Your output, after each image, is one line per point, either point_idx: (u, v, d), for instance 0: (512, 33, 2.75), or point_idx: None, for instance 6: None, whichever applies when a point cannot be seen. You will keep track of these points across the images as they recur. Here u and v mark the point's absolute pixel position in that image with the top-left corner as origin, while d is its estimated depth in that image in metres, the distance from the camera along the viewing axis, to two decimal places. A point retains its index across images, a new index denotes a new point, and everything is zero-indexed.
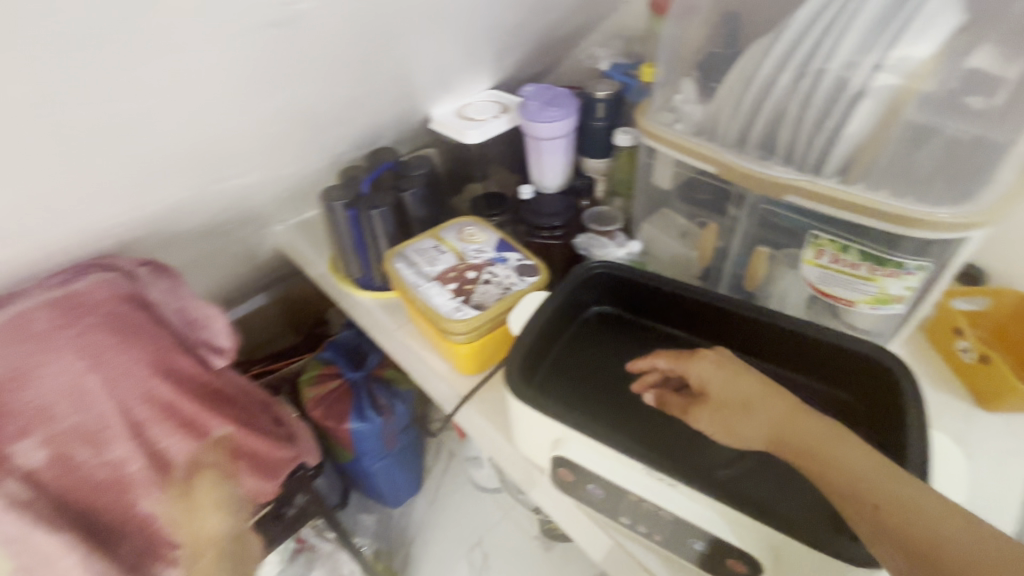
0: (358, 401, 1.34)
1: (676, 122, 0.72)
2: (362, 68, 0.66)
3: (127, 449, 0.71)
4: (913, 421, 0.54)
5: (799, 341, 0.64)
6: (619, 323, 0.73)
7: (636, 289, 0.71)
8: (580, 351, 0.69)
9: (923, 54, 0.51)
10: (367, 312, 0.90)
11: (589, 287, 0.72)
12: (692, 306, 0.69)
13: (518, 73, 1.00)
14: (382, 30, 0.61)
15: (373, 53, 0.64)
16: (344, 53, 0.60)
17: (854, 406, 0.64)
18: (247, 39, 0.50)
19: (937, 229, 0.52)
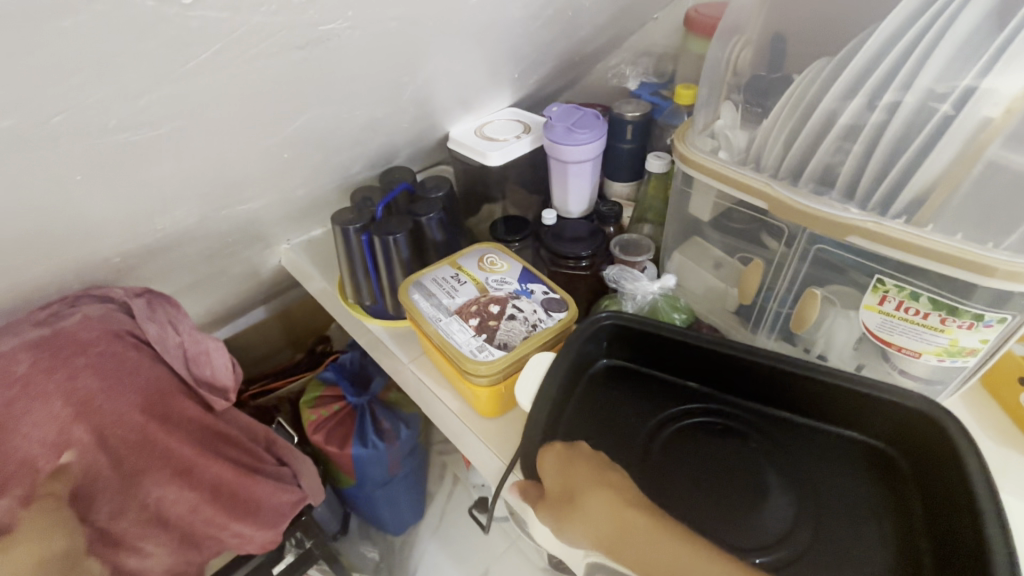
0: (361, 426, 1.28)
1: (718, 149, 0.67)
2: (386, 88, 0.61)
3: (117, 498, 0.67)
4: (978, 481, 0.49)
5: (837, 393, 0.59)
6: (633, 376, 0.68)
7: (649, 340, 0.67)
8: (594, 409, 0.65)
9: (1016, 87, 0.45)
10: (378, 342, 0.85)
11: (599, 337, 0.67)
12: (715, 360, 0.64)
13: (541, 90, 0.95)
14: (413, 49, 0.56)
15: (400, 72, 0.59)
16: (371, 73, 0.55)
17: (898, 461, 0.59)
18: (267, 61, 0.45)
19: (1021, 281, 0.47)
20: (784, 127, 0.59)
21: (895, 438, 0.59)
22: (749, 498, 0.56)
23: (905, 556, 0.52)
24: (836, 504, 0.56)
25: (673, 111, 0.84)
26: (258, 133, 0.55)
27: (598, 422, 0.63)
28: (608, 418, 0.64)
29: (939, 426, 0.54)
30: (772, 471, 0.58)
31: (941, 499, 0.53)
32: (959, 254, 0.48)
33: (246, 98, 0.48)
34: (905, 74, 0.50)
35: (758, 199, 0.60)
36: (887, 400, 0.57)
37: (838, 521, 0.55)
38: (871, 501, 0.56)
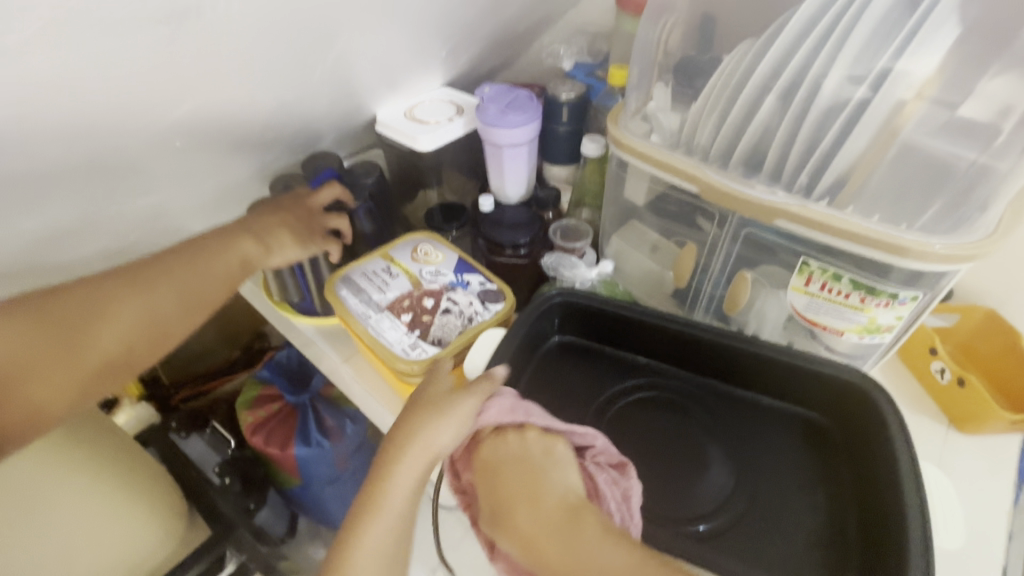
0: (303, 425, 1.22)
1: (650, 133, 0.66)
2: (286, 65, 0.55)
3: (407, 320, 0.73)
4: (904, 453, 0.51)
5: (773, 366, 0.61)
6: (583, 355, 0.68)
7: (599, 319, 0.67)
8: (545, 393, 0.64)
9: (927, 69, 0.46)
10: (307, 341, 0.80)
11: (549, 317, 0.67)
12: (658, 338, 0.65)
13: (474, 69, 0.91)
14: (307, 23, 0.51)
15: (297, 47, 0.54)
16: (257, 50, 0.50)
17: (833, 432, 0.60)
18: (118, 34, 0.39)
19: (929, 260, 0.48)
20: (712, 111, 0.58)
21: (831, 409, 0.60)
22: (694, 468, 0.57)
23: (832, 522, 0.54)
24: (773, 473, 0.58)
25: (608, 92, 0.82)
26: (148, 110, 0.50)
27: (547, 404, 0.63)
28: (555, 402, 0.63)
29: (869, 398, 0.56)
30: (712, 442, 0.60)
31: (869, 468, 0.55)
32: (874, 234, 0.50)
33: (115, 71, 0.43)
34: (820, 64, 0.50)
35: (688, 183, 0.60)
36: (822, 373, 0.59)
37: (775, 487, 0.57)
38: (805, 471, 0.58)
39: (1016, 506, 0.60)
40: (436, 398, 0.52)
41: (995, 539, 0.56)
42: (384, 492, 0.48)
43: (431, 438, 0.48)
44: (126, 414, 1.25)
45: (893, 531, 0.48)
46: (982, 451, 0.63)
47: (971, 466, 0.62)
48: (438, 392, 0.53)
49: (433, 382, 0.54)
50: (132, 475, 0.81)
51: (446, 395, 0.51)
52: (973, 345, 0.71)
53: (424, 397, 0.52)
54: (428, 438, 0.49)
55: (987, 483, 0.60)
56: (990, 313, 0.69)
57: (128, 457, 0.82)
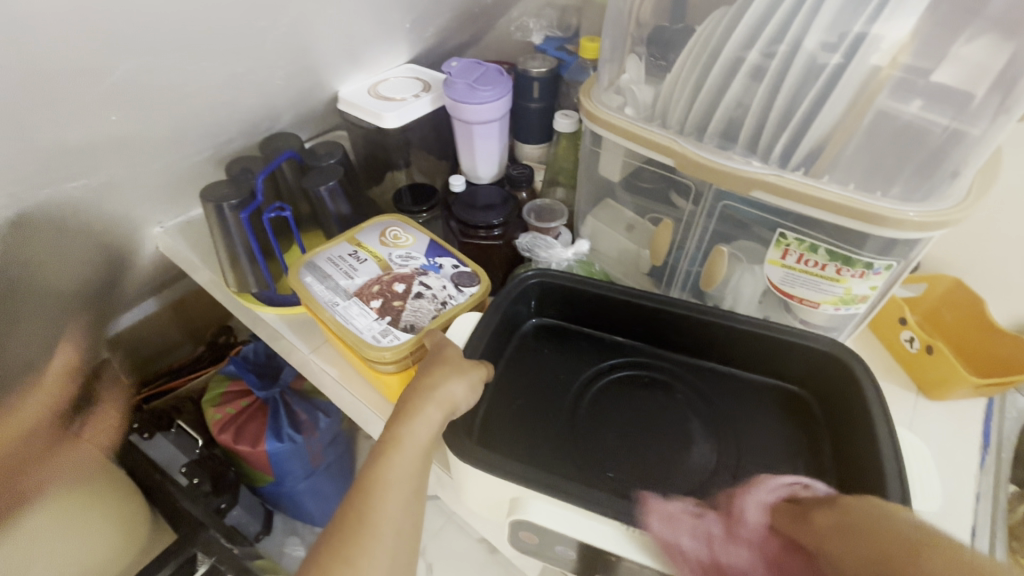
0: (274, 420, 1.18)
1: (624, 107, 0.64)
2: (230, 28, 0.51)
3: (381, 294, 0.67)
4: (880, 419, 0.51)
5: (753, 339, 0.60)
6: (562, 337, 0.67)
7: (578, 299, 0.66)
8: (523, 375, 0.63)
9: (903, 31, 0.45)
10: (273, 332, 0.76)
11: (527, 299, 0.65)
12: (636, 317, 0.64)
13: (440, 44, 0.87)
14: None
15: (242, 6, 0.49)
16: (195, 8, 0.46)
17: (811, 403, 0.61)
18: None
19: (903, 228, 0.48)
20: (687, 81, 0.57)
21: (810, 382, 0.61)
22: (676, 443, 0.57)
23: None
24: (754, 445, 0.58)
25: (580, 66, 0.79)
26: (80, 72, 0.46)
27: (526, 386, 0.62)
28: (533, 385, 0.62)
29: (846, 367, 0.57)
30: (694, 418, 0.59)
31: (847, 435, 0.56)
32: (850, 203, 0.49)
33: (36, 21, 0.39)
34: (796, 29, 0.49)
35: (663, 156, 0.58)
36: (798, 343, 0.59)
37: (756, 460, 0.56)
38: (784, 442, 0.58)
39: (983, 469, 0.61)
40: (449, 359, 0.53)
41: (966, 500, 0.57)
42: (399, 452, 0.45)
43: (443, 390, 0.49)
44: None
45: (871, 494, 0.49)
46: (950, 416, 0.65)
47: (940, 431, 0.63)
48: (451, 356, 0.53)
49: (442, 349, 0.54)
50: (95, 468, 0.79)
51: (460, 360, 0.53)
52: (940, 313, 0.73)
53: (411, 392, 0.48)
54: (445, 392, 0.49)
55: (955, 446, 0.62)
56: (955, 281, 0.71)
57: (78, 459, 0.77)
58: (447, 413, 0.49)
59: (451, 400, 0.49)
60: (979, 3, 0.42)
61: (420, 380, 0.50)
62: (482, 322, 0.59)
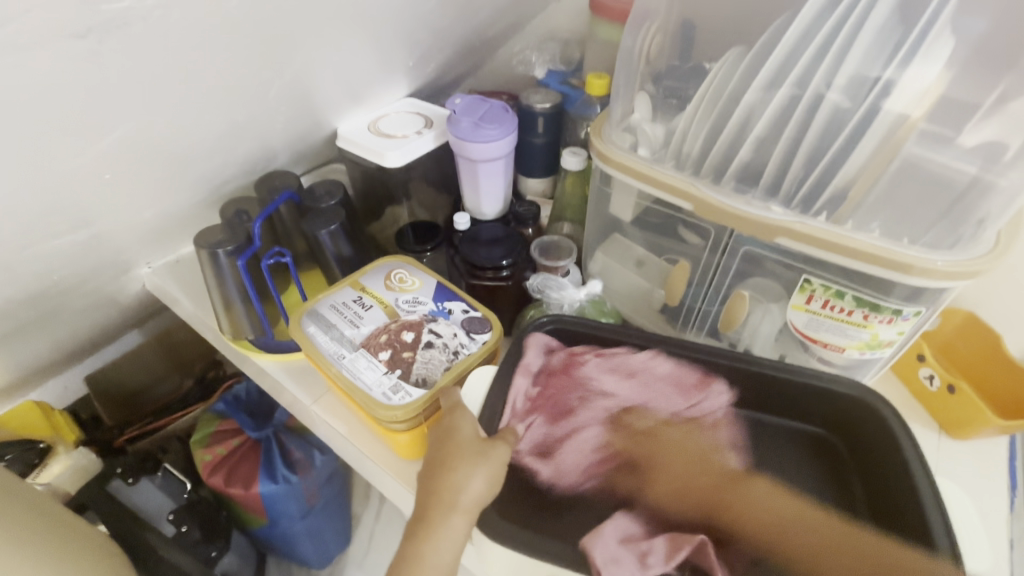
0: (268, 461, 1.13)
1: (636, 146, 0.62)
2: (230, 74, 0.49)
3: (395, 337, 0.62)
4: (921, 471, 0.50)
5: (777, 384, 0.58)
6: None
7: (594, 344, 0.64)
8: None
9: (928, 79, 0.44)
10: (272, 381, 0.72)
11: None
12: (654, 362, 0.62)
13: (439, 78, 0.86)
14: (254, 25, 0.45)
15: (243, 52, 0.47)
16: (195, 56, 0.44)
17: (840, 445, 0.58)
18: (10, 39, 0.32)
19: (934, 278, 0.47)
20: (704, 123, 0.56)
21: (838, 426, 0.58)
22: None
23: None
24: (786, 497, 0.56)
25: (585, 102, 0.78)
26: (73, 132, 0.43)
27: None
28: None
29: (874, 411, 0.55)
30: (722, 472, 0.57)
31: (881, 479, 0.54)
32: (879, 252, 0.48)
33: (27, 82, 0.36)
34: (817, 75, 0.48)
35: (680, 199, 0.57)
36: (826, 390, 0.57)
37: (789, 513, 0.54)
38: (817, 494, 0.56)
39: (1014, 513, 0.60)
40: (467, 445, 0.49)
41: (1002, 546, 0.56)
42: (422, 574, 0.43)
43: (463, 491, 0.46)
44: (60, 464, 1.03)
45: (915, 550, 0.48)
46: (976, 455, 0.63)
47: (968, 472, 0.62)
48: (466, 436, 0.49)
49: (455, 425, 0.50)
50: (63, 526, 0.72)
51: (480, 442, 0.49)
52: (954, 345, 0.72)
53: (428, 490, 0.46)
54: (464, 492, 0.45)
55: (984, 488, 0.60)
56: (969, 313, 0.69)
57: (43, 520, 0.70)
58: (473, 515, 0.45)
59: (474, 500, 0.46)
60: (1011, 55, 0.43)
61: (437, 484, 0.46)
62: (498, 379, 0.57)
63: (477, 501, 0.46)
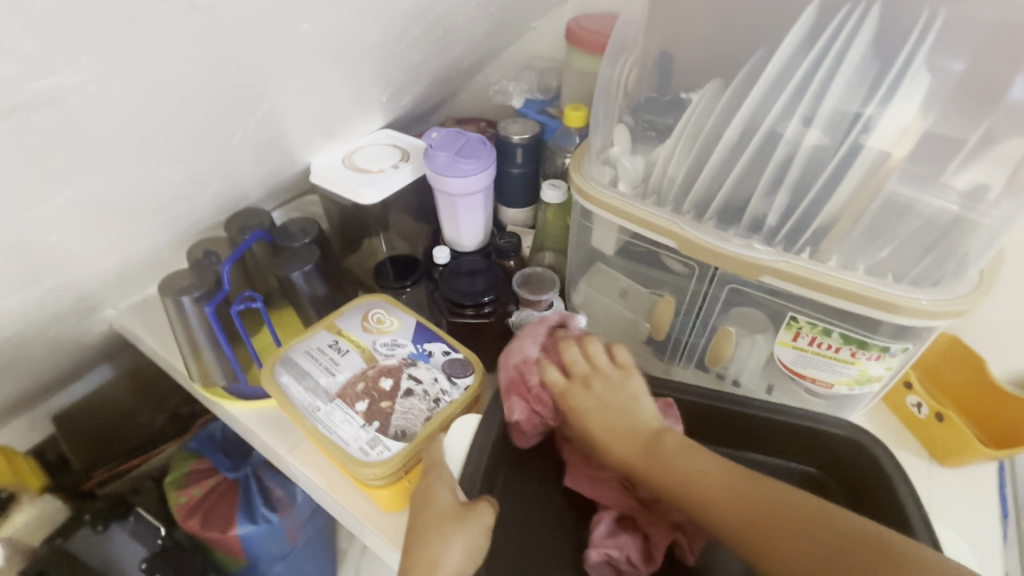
0: (247, 500, 1.07)
1: (617, 180, 0.61)
2: (189, 126, 0.47)
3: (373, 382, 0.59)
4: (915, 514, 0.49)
5: (765, 425, 0.57)
6: None
7: None
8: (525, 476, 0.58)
9: (909, 118, 0.44)
10: (245, 430, 0.68)
11: None
12: None
13: (415, 107, 0.84)
14: (211, 78, 0.43)
15: (201, 104, 0.45)
16: (151, 113, 0.42)
17: (832, 484, 0.57)
18: None
19: (920, 316, 0.46)
20: (685, 159, 0.55)
21: (834, 466, 0.57)
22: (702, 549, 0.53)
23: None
24: None
25: (564, 132, 0.77)
26: (22, 196, 0.41)
27: (532, 492, 0.56)
28: (543, 490, 0.57)
29: (867, 453, 0.54)
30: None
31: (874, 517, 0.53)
32: (865, 291, 0.47)
33: None
34: (797, 114, 0.47)
35: (662, 238, 0.56)
36: (816, 431, 0.56)
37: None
38: None
39: (1006, 544, 0.59)
40: (443, 513, 0.45)
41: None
42: None
43: (440, 565, 0.43)
44: (25, 513, 0.98)
45: None
46: (966, 483, 0.63)
47: (959, 500, 0.61)
48: (441, 503, 0.46)
49: (433, 490, 0.47)
50: None
51: (457, 507, 0.46)
52: (940, 368, 0.71)
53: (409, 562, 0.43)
54: (443, 561, 0.43)
55: (975, 518, 0.60)
56: (954, 337, 0.69)
57: None
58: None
59: (452, 573, 0.43)
60: (993, 93, 0.43)
61: (414, 561, 0.43)
62: (483, 430, 0.53)
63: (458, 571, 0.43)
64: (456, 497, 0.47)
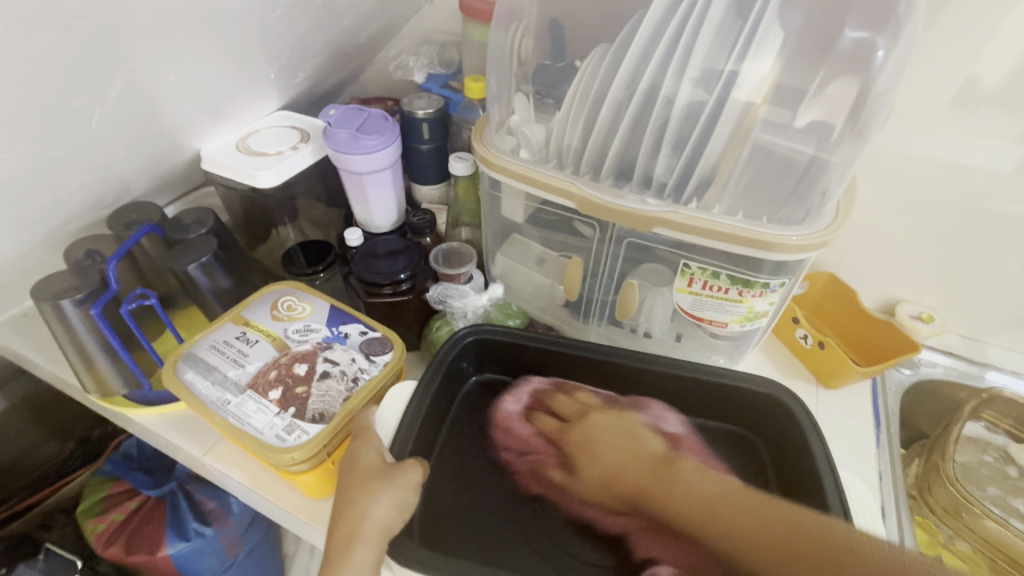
0: (176, 517, 0.98)
1: (518, 148, 0.63)
2: (26, 99, 0.43)
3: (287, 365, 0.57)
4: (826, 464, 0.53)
5: (688, 382, 0.61)
6: (503, 390, 0.66)
7: (512, 351, 0.65)
8: (466, 446, 0.61)
9: (764, 69, 0.48)
10: (155, 437, 0.64)
11: (462, 355, 0.64)
12: (567, 362, 0.64)
13: (313, 87, 0.81)
14: (45, 43, 0.39)
15: (37, 74, 0.41)
16: None
17: (754, 439, 0.62)
18: None
19: (791, 250, 0.51)
20: (577, 121, 0.57)
21: (754, 423, 0.62)
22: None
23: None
24: None
25: (467, 104, 0.76)
26: None
27: (471, 460, 0.59)
28: (483, 448, 0.60)
29: (785, 408, 0.58)
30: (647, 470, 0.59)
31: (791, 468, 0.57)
32: (741, 232, 0.51)
33: None
34: (672, 70, 0.50)
35: (564, 199, 0.58)
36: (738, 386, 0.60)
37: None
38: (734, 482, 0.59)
39: (879, 447, 0.67)
40: (372, 472, 0.47)
41: (871, 480, 0.63)
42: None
43: (365, 517, 0.44)
44: None
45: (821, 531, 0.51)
46: (849, 401, 0.71)
47: (843, 415, 0.69)
48: (370, 463, 0.48)
49: (358, 453, 0.49)
50: None
51: (386, 467, 0.47)
52: (823, 305, 0.80)
53: (341, 520, 0.44)
54: (372, 516, 0.44)
55: (856, 428, 0.67)
56: (831, 275, 0.77)
57: None
58: (380, 545, 0.44)
59: (380, 527, 0.44)
60: (830, 44, 0.48)
61: (342, 518, 0.44)
62: (414, 399, 0.55)
63: (383, 524, 0.44)
64: (382, 456, 0.49)
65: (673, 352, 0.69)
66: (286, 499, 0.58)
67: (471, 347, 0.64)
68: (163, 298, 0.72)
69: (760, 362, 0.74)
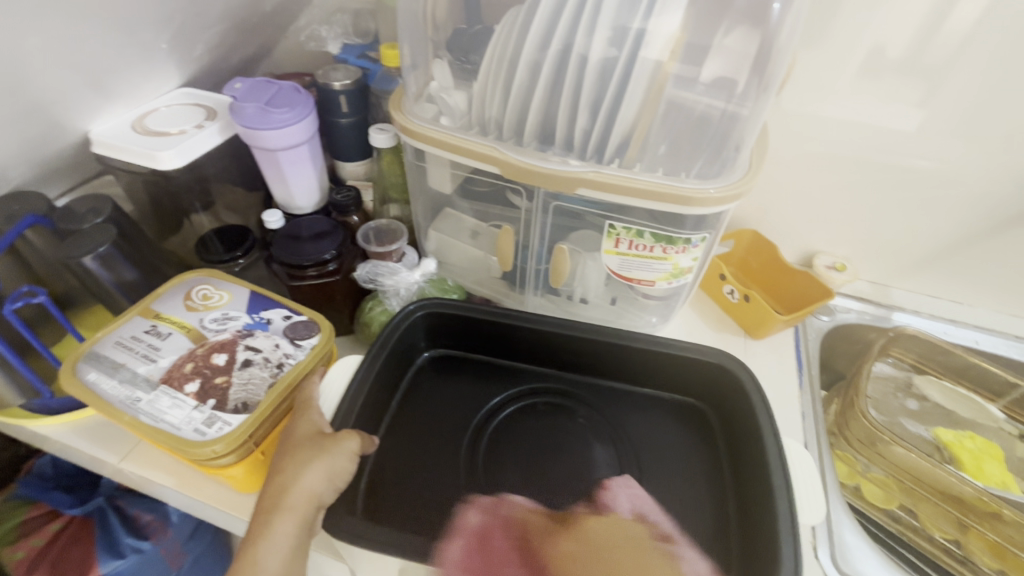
0: (106, 534, 0.91)
1: (440, 116, 0.61)
2: None
3: (206, 353, 0.54)
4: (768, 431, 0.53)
5: (635, 352, 0.62)
6: (454, 367, 0.66)
7: (462, 325, 0.65)
8: (416, 424, 0.60)
9: (670, 25, 0.48)
10: (63, 448, 0.59)
11: (415, 330, 0.64)
12: (514, 335, 0.64)
13: (217, 60, 0.75)
14: None
15: None
16: None
17: (707, 411, 0.63)
18: None
19: (709, 203, 0.52)
20: (495, 84, 0.55)
21: (704, 393, 0.63)
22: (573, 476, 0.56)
23: (714, 504, 0.55)
24: (653, 451, 0.60)
25: (386, 75, 0.74)
26: None
27: (419, 436, 0.59)
28: (433, 430, 0.59)
29: (732, 375, 0.59)
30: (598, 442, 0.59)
31: (736, 429, 0.59)
32: (659, 188, 0.52)
33: None
34: (583, 29, 0.50)
35: (486, 164, 0.57)
36: (685, 357, 0.61)
37: (655, 469, 0.58)
38: (683, 448, 0.60)
39: (801, 389, 0.71)
40: (302, 443, 0.46)
41: (793, 419, 0.67)
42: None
43: (291, 488, 0.43)
44: None
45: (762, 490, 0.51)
46: (773, 349, 0.75)
47: (769, 362, 0.73)
48: (305, 435, 0.47)
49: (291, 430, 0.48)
50: None
51: (320, 436, 0.47)
52: (749, 261, 0.83)
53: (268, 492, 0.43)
54: (303, 485, 0.44)
55: (780, 373, 0.72)
56: (754, 231, 0.81)
57: None
58: (305, 515, 0.43)
59: (307, 498, 0.43)
60: None
61: (267, 487, 0.43)
62: (357, 379, 0.54)
63: (308, 499, 0.43)
64: (316, 429, 0.48)
65: (609, 314, 0.71)
66: (216, 499, 0.55)
67: (421, 322, 0.64)
68: (61, 297, 0.66)
69: (691, 319, 0.77)
